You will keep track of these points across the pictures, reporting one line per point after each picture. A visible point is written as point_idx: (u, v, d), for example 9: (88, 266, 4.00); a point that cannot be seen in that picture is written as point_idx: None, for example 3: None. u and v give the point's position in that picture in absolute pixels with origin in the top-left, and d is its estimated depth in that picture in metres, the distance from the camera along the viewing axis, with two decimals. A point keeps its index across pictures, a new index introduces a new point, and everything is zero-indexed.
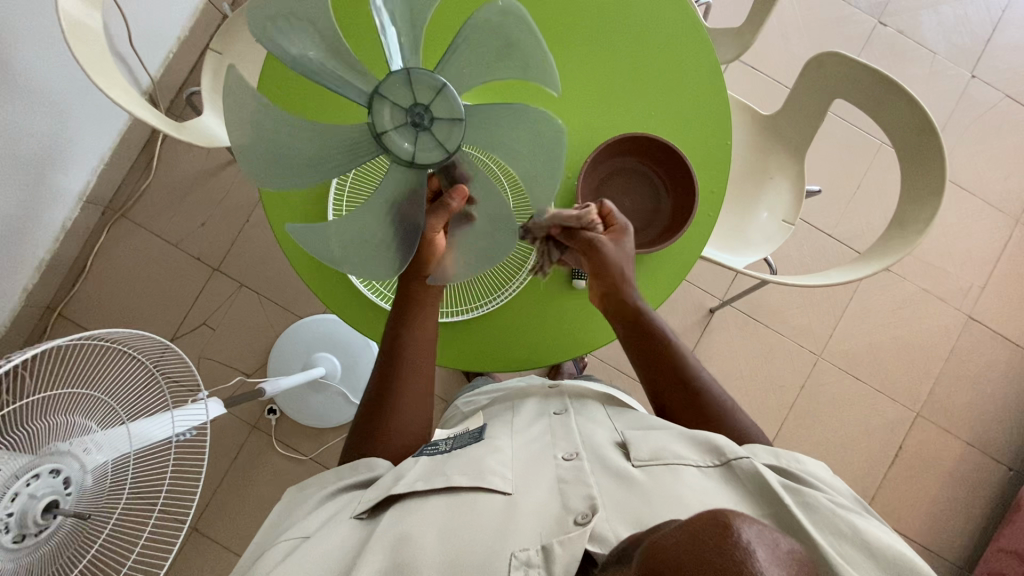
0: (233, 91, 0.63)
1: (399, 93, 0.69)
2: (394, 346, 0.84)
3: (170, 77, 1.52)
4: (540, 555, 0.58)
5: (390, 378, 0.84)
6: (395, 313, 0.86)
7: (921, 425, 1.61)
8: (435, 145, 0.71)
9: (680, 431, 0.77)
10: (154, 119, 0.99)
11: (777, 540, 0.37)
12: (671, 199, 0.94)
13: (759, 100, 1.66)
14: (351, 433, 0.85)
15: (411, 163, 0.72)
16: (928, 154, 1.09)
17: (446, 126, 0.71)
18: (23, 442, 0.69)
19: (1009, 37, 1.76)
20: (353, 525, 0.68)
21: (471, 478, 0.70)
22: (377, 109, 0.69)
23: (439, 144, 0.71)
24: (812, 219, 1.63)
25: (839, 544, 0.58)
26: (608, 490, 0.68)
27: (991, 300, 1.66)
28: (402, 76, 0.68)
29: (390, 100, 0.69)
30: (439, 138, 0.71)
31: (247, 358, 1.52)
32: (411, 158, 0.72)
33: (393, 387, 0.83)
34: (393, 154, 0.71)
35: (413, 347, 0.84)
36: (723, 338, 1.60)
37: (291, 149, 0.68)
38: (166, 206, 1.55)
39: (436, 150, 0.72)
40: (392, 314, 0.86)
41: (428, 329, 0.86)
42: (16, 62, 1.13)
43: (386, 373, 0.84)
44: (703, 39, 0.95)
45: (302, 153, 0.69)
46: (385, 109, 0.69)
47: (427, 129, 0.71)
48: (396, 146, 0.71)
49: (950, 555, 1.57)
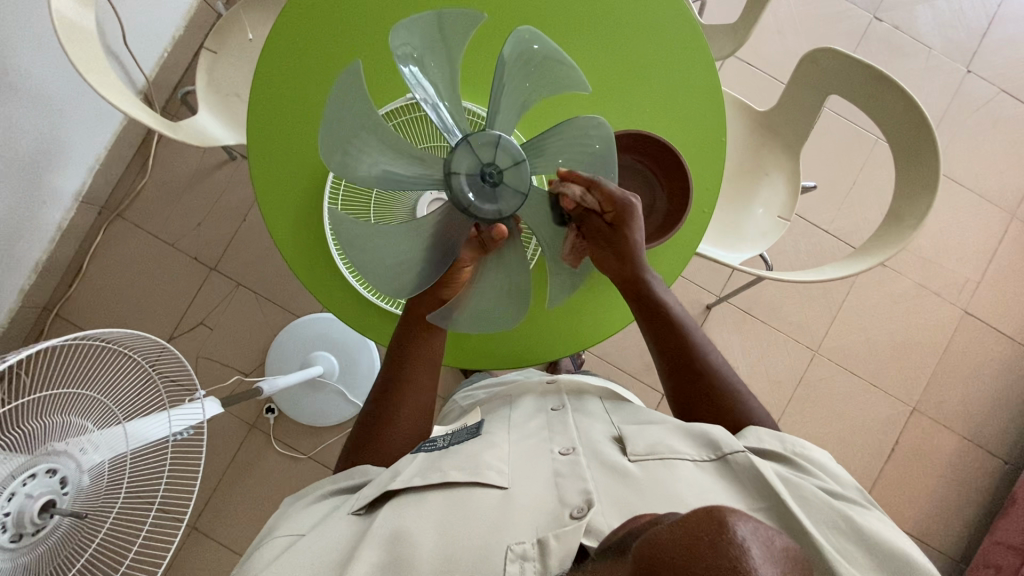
0: (456, 20, 0.70)
1: (505, 154, 0.75)
2: (396, 360, 0.84)
3: (164, 76, 1.52)
4: (536, 548, 0.58)
5: (389, 392, 0.84)
6: (400, 329, 0.85)
7: (917, 419, 1.61)
8: (469, 194, 0.75)
9: (677, 426, 0.77)
10: (148, 119, 0.99)
11: (771, 537, 0.37)
12: (666, 195, 0.91)
13: (755, 96, 1.66)
14: (347, 443, 0.85)
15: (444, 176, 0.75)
16: (922, 149, 1.10)
17: (490, 205, 0.76)
18: (19, 442, 0.69)
19: (1004, 32, 1.76)
20: (350, 521, 0.68)
21: (467, 474, 0.71)
22: (481, 139, 0.74)
23: (472, 196, 0.75)
24: (809, 215, 1.63)
25: (836, 538, 0.59)
26: (604, 483, 0.69)
27: (987, 294, 1.67)
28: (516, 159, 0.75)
29: (496, 148, 0.75)
30: (476, 196, 0.75)
31: (245, 358, 1.52)
32: (447, 172, 0.74)
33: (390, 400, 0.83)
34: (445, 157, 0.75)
35: (414, 360, 0.84)
36: (721, 333, 1.60)
37: (429, 60, 0.72)
38: (162, 205, 1.55)
39: (465, 191, 0.74)
40: (398, 329, 0.86)
41: (432, 344, 0.85)
42: (12, 62, 1.14)
43: (381, 393, 0.84)
44: (697, 35, 0.95)
45: (431, 67, 0.72)
46: (485, 148, 0.75)
47: (490, 188, 0.75)
48: (458, 158, 0.74)
49: (945, 548, 1.58)
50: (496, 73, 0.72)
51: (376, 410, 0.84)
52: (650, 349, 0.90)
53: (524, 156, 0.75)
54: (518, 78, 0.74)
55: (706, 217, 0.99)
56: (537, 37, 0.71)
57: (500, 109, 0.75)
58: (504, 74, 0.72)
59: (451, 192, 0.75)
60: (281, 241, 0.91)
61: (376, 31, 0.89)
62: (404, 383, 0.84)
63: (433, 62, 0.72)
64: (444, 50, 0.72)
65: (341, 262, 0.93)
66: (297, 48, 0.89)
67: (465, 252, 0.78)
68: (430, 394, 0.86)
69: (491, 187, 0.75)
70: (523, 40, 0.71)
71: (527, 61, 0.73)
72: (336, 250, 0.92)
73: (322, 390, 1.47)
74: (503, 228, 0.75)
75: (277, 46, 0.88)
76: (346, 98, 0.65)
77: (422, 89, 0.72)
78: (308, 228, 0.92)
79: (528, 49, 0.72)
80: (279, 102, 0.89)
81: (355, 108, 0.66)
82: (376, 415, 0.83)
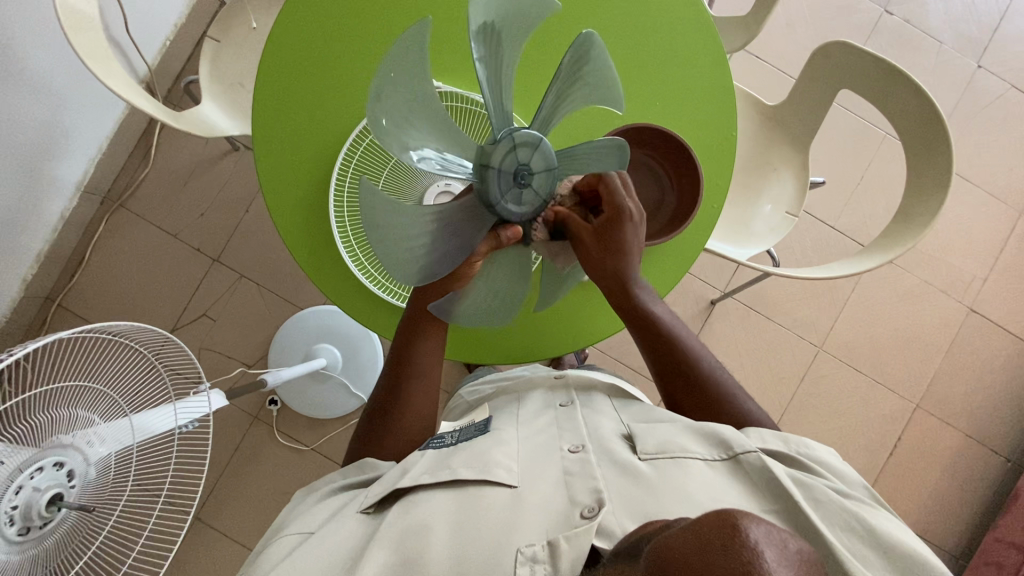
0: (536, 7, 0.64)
1: (542, 157, 0.70)
2: (401, 352, 0.83)
3: (167, 65, 1.50)
4: (546, 551, 0.56)
5: (394, 386, 0.83)
6: (404, 322, 0.84)
7: (920, 417, 1.61)
8: (501, 190, 0.69)
9: (688, 425, 0.76)
10: (152, 109, 0.98)
11: (785, 538, 0.37)
12: (675, 193, 0.91)
13: (764, 90, 1.65)
14: (355, 433, 0.86)
15: (477, 165, 0.69)
16: (935, 143, 1.08)
17: (516, 207, 0.71)
18: (26, 435, 0.69)
19: (1015, 27, 1.74)
20: (359, 519, 0.68)
21: (476, 471, 0.70)
22: (523, 137, 0.68)
23: (500, 194, 0.69)
24: (815, 211, 1.62)
25: (850, 540, 0.58)
26: (615, 482, 0.68)
27: (992, 292, 1.66)
28: (548, 167, 0.71)
29: (534, 149, 0.69)
30: (504, 194, 0.69)
31: (248, 349, 1.52)
32: (484, 163, 0.68)
33: (395, 394, 0.83)
34: (483, 146, 0.68)
35: (416, 355, 0.83)
36: (725, 329, 1.60)
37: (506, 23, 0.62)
38: (165, 196, 1.54)
39: (496, 187, 0.69)
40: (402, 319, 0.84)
41: (432, 339, 0.84)
42: (13, 49, 1.12)
43: (388, 388, 0.84)
44: (710, 28, 0.94)
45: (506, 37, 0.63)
46: (526, 147, 0.68)
47: (518, 190, 0.70)
48: (499, 151, 0.68)
49: (944, 545, 1.59)
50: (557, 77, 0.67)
51: (385, 405, 0.83)
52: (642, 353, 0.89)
53: (556, 164, 0.71)
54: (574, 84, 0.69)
55: (714, 213, 0.98)
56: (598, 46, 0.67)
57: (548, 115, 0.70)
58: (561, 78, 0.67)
59: (480, 184, 0.69)
60: (287, 229, 0.91)
61: (389, 22, 0.88)
62: (412, 377, 0.83)
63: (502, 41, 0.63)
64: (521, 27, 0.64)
65: (344, 251, 0.91)
66: (303, 33, 0.87)
67: (482, 246, 0.71)
68: (437, 390, 0.86)
69: (519, 189, 0.70)
70: (583, 43, 0.66)
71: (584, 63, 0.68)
72: (340, 240, 0.91)
73: (324, 383, 1.47)
74: (516, 229, 0.72)
75: (286, 25, 0.87)
76: (403, 54, 0.55)
77: (479, 49, 0.60)
78: (313, 217, 0.91)
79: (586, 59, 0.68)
80: (286, 88, 0.88)
81: (413, 65, 0.57)
82: (385, 406, 0.83)
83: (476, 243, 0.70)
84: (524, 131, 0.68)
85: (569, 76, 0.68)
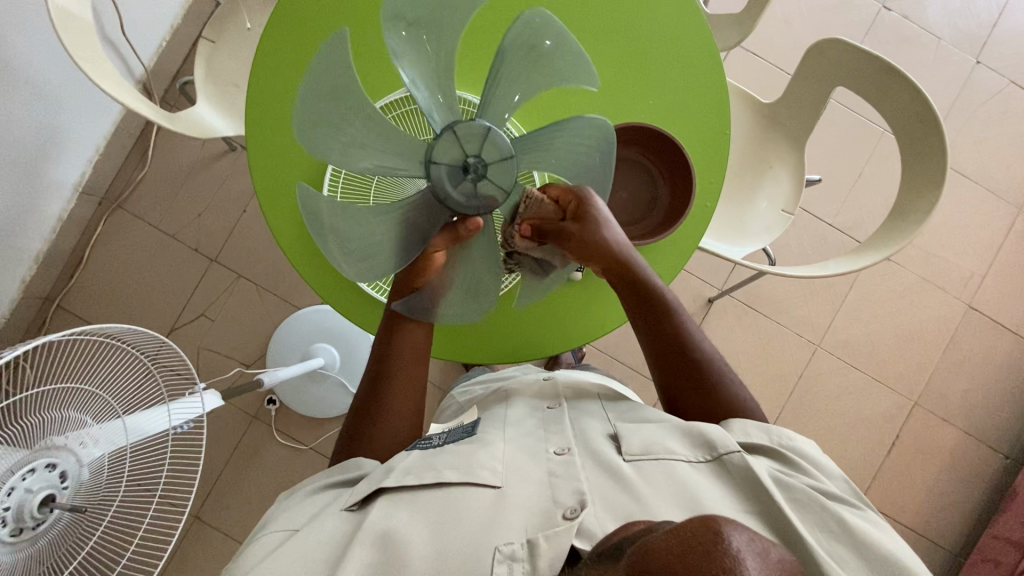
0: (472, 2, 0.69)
1: (492, 148, 0.74)
2: (386, 352, 0.84)
3: (163, 65, 1.51)
4: (525, 549, 0.58)
5: (378, 386, 0.83)
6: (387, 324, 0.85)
7: (919, 414, 1.61)
8: (451, 182, 0.75)
9: (675, 424, 0.76)
10: (147, 111, 0.98)
11: (767, 547, 0.37)
12: (669, 190, 0.90)
13: (760, 87, 1.64)
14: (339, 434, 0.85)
15: (426, 161, 0.74)
16: (930, 141, 1.08)
17: (468, 198, 0.76)
18: (18, 436, 0.69)
19: (1013, 22, 1.73)
20: (342, 517, 0.68)
21: (461, 473, 0.70)
22: (467, 129, 0.74)
23: (450, 188, 0.75)
24: (813, 209, 1.62)
25: (829, 542, 0.58)
26: (599, 484, 0.68)
27: (991, 289, 1.65)
28: (503, 156, 0.75)
29: (484, 141, 0.74)
30: (455, 186, 0.75)
31: (246, 349, 1.52)
32: (430, 159, 0.74)
33: (379, 394, 0.83)
34: (429, 144, 0.74)
35: (399, 355, 0.83)
36: (723, 327, 1.60)
37: (434, 24, 0.68)
38: (163, 196, 1.55)
39: (445, 181, 0.75)
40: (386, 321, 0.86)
41: (416, 339, 0.84)
42: (9, 51, 1.12)
43: (372, 389, 0.84)
44: (702, 25, 0.93)
45: (434, 37, 0.69)
46: (472, 139, 0.74)
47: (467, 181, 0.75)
48: (444, 147, 0.74)
49: (944, 542, 1.58)
50: (499, 61, 0.71)
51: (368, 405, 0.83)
52: (647, 355, 0.88)
53: (512, 154, 0.75)
54: (520, 70, 0.73)
55: (708, 212, 0.98)
56: (543, 25, 0.70)
57: (495, 99, 0.74)
58: (504, 60, 0.71)
59: (430, 180, 0.75)
60: (283, 232, 0.91)
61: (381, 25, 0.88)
62: (395, 377, 0.83)
63: (429, 35, 0.69)
64: (451, 24, 0.69)
65: None
66: (295, 35, 0.87)
67: (438, 239, 0.77)
68: (420, 390, 0.86)
69: (471, 181, 0.75)
70: (526, 24, 0.69)
71: (532, 46, 0.71)
72: None
73: (322, 382, 1.47)
74: (477, 220, 0.77)
75: (279, 26, 0.87)
76: (323, 80, 0.63)
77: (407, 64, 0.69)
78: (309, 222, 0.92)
79: (528, 42, 0.71)
80: (278, 91, 0.88)
81: (334, 99, 0.65)
82: (369, 406, 0.83)
83: (431, 234, 0.77)
84: (469, 126, 0.74)
85: (515, 60, 0.71)
